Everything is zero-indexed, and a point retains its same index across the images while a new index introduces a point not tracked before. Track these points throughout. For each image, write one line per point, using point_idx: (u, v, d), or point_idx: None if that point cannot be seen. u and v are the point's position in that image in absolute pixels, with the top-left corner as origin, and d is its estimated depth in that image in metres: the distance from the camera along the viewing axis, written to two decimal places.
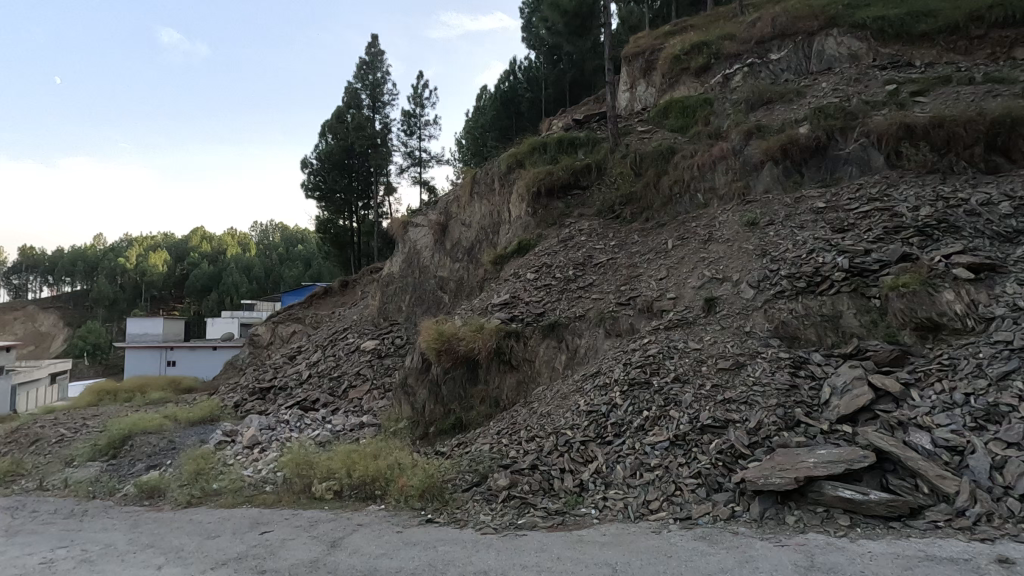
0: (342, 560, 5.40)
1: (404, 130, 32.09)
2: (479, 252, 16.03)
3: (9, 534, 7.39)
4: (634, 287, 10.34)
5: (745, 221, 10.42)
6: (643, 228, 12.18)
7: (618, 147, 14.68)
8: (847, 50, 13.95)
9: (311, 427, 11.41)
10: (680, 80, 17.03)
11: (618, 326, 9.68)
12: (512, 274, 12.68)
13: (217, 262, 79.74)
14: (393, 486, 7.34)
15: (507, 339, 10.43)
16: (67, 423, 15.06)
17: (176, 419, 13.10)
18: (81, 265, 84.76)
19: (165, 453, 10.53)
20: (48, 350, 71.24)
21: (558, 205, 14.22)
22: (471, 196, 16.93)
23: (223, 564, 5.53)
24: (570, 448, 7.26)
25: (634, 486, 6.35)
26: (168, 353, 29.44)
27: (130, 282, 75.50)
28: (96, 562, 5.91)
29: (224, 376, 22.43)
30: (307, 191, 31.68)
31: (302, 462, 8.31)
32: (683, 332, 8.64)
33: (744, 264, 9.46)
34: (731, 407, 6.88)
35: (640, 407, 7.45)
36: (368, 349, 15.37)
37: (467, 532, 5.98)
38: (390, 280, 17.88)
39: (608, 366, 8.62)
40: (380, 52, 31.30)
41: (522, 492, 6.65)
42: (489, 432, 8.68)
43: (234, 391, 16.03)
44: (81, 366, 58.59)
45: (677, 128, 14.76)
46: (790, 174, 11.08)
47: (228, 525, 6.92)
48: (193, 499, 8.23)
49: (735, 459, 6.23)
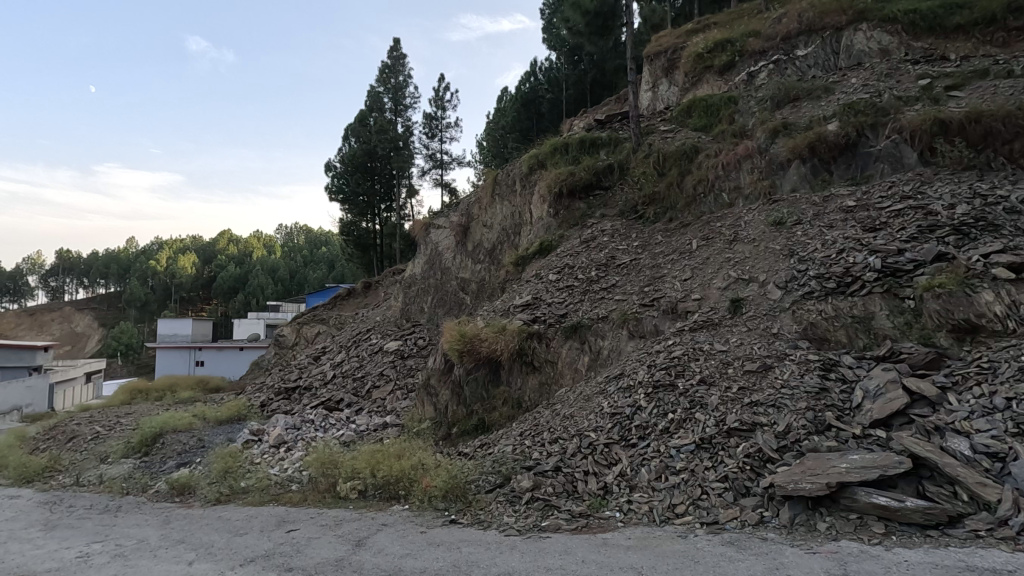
0: (367, 560, 5.43)
1: (425, 133, 32.35)
2: (501, 254, 16.06)
3: (47, 528, 7.62)
4: (658, 288, 10.23)
5: (771, 220, 10.23)
6: (667, 228, 12.05)
7: (640, 147, 14.54)
8: (877, 44, 13.59)
9: (335, 427, 11.55)
10: (703, 79, 16.84)
11: (642, 327, 9.59)
12: (533, 275, 12.69)
13: (244, 264, 81.50)
14: (416, 486, 7.39)
15: (530, 340, 10.42)
16: (101, 420, 15.52)
17: (204, 419, 13.34)
18: (114, 266, 87.34)
19: (195, 451, 10.74)
20: (84, 350, 73.70)
21: (580, 205, 14.16)
22: (492, 197, 16.95)
23: (251, 562, 5.61)
24: (594, 450, 7.20)
25: (659, 489, 6.28)
26: (197, 353, 30.10)
27: (161, 284, 77.61)
28: (129, 557, 6.05)
29: (250, 376, 22.88)
30: (331, 194, 32.27)
31: (328, 462, 8.43)
32: (709, 334, 8.52)
33: (771, 264, 9.28)
34: (759, 410, 6.74)
35: (664, 409, 7.36)
36: (390, 350, 15.53)
37: (490, 533, 5.98)
38: (412, 281, 18.05)
39: (632, 368, 8.53)
40: (401, 55, 31.59)
41: (546, 494, 6.62)
42: (512, 433, 8.69)
43: (260, 390, 16.30)
44: (114, 366, 60.38)
45: (701, 127, 14.57)
46: (818, 172, 10.84)
47: (256, 522, 7.03)
48: (221, 496, 8.40)
49: (763, 463, 6.12)
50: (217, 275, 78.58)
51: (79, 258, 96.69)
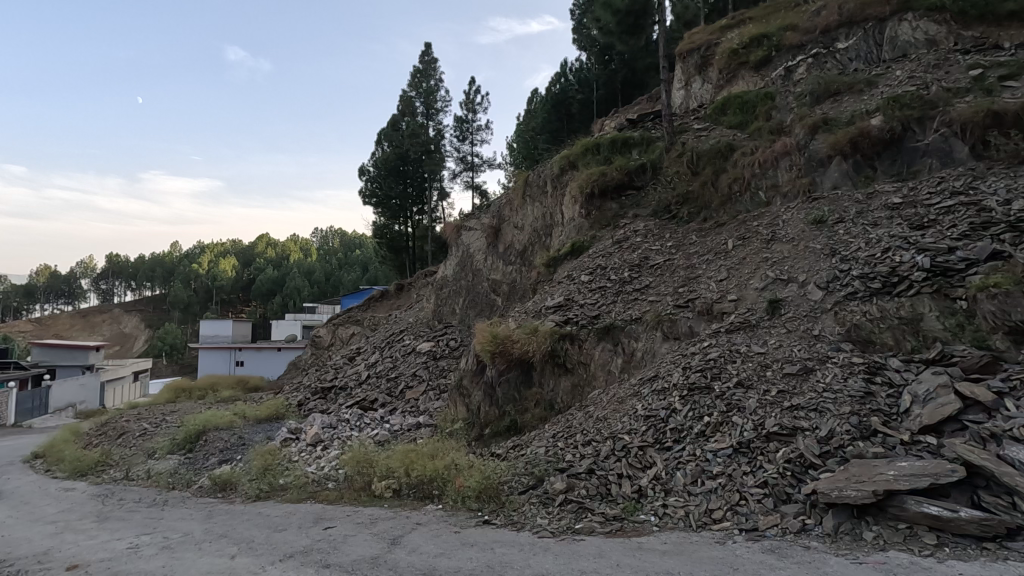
0: (402, 558, 5.49)
1: (456, 136, 32.62)
2: (532, 255, 16.03)
3: (99, 520, 7.97)
4: (693, 289, 10.05)
5: (811, 219, 9.93)
6: (701, 228, 11.82)
7: (673, 146, 14.33)
8: (924, 35, 13.04)
9: (370, 426, 11.72)
10: (738, 75, 16.49)
11: (676, 329, 9.43)
12: (565, 276, 12.64)
13: (282, 267, 83.72)
14: (450, 485, 7.45)
15: (562, 342, 10.37)
16: (149, 417, 16.14)
17: (245, 417, 13.73)
18: (159, 270, 90.89)
19: (236, 448, 11.08)
20: (131, 350, 76.97)
21: (612, 206, 14.03)
22: (524, 199, 16.93)
23: (290, 557, 5.75)
24: (628, 453, 7.10)
25: (696, 494, 6.15)
26: (237, 354, 31.08)
27: (203, 286, 80.34)
28: (175, 549, 6.28)
29: (288, 376, 23.48)
30: (365, 198, 32.89)
31: (363, 461, 8.58)
32: (746, 335, 8.31)
33: (811, 264, 9.01)
34: (799, 414, 6.56)
35: (700, 412, 7.22)
36: (423, 351, 15.70)
37: (523, 535, 5.97)
38: (444, 283, 18.22)
39: (666, 370, 8.39)
40: (433, 60, 31.99)
41: (580, 497, 6.58)
42: (544, 434, 8.67)
43: (298, 390, 16.68)
44: (159, 366, 62.78)
45: (736, 124, 14.25)
46: (861, 169, 10.47)
47: (295, 519, 7.19)
48: (261, 493, 8.65)
49: (805, 469, 5.94)
50: (256, 277, 80.94)
51: (126, 261, 100.60)
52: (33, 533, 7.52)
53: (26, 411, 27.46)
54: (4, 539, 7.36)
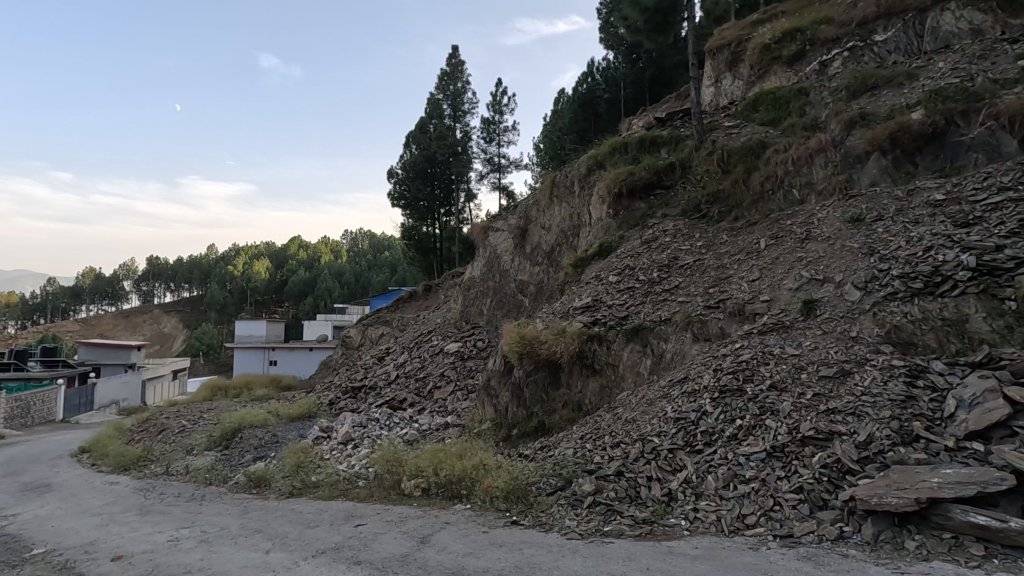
0: (431, 557, 5.54)
1: (483, 137, 32.74)
2: (559, 256, 15.97)
3: (142, 513, 8.27)
4: (724, 289, 9.87)
5: (848, 217, 9.64)
6: (732, 227, 11.60)
7: (702, 144, 14.10)
8: (968, 24, 12.52)
9: (399, 426, 11.85)
10: (770, 70, 16.12)
11: (707, 330, 9.27)
12: (592, 277, 12.57)
13: (313, 268, 85.42)
14: (478, 485, 7.49)
15: (590, 343, 10.31)
16: (187, 415, 16.67)
17: (278, 416, 14.06)
18: (197, 272, 93.84)
19: (270, 445, 11.35)
20: (170, 350, 79.67)
21: (640, 205, 13.89)
22: (551, 199, 16.88)
23: (322, 553, 5.85)
24: (657, 455, 7.01)
25: (728, 498, 6.04)
26: (271, 353, 31.84)
27: (238, 288, 82.58)
28: (213, 543, 6.46)
29: (320, 376, 23.94)
30: (393, 200, 33.32)
31: (392, 459, 8.70)
32: (779, 337, 8.12)
33: (848, 264, 8.75)
34: (836, 418, 6.37)
35: (732, 415, 7.08)
36: (451, 351, 15.81)
37: (552, 536, 5.95)
38: (472, 284, 18.32)
39: (696, 372, 8.25)
40: (460, 62, 32.21)
41: (608, 499, 6.53)
42: (573, 435, 8.62)
43: (329, 389, 16.99)
44: (197, 365, 64.78)
45: (768, 121, 13.95)
46: (900, 165, 10.12)
47: (327, 516, 7.32)
48: (294, 490, 8.84)
49: (842, 474, 5.77)
50: (288, 279, 82.79)
51: (166, 264, 104.11)
52: (80, 525, 7.85)
53: (73, 407, 28.69)
54: (53, 530, 7.70)
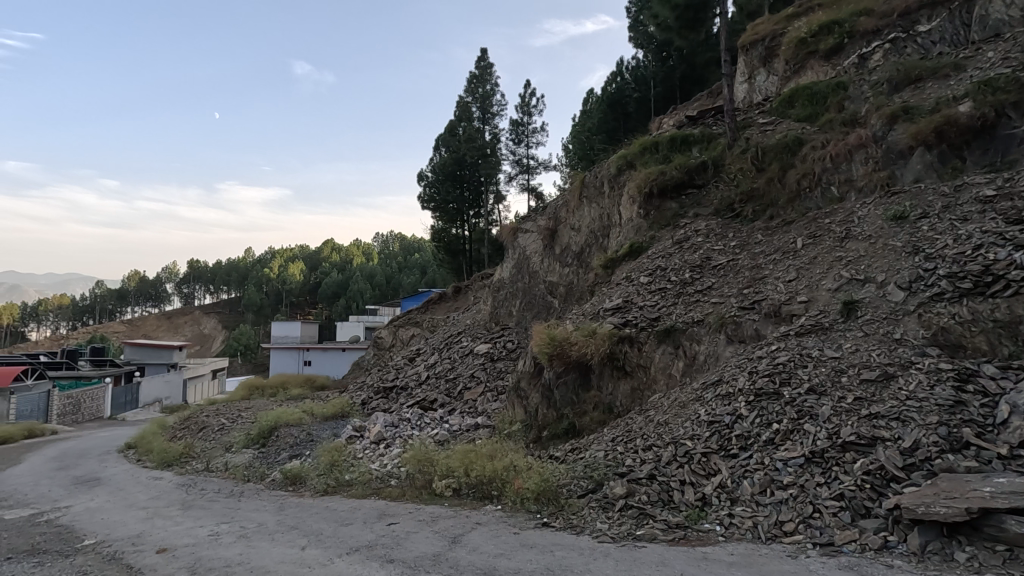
0: (462, 557, 5.57)
1: (512, 139, 32.81)
2: (589, 257, 15.86)
3: (184, 508, 8.57)
4: (760, 289, 9.63)
5: (891, 215, 9.30)
6: (768, 226, 11.32)
7: (736, 142, 13.83)
8: (1019, 11, 11.82)
9: (430, 426, 11.97)
10: (807, 65, 15.70)
11: (741, 332, 9.07)
12: (623, 278, 12.45)
13: (345, 270, 87.00)
14: (509, 487, 7.49)
15: (621, 344, 10.22)
16: (226, 413, 17.18)
17: (313, 415, 14.36)
18: (235, 275, 96.71)
19: (305, 444, 11.60)
20: (210, 350, 82.34)
21: (672, 205, 13.68)
22: (580, 200, 16.76)
23: (356, 551, 5.96)
24: (690, 459, 6.89)
25: (765, 504, 5.89)
26: (305, 354, 32.57)
27: (273, 290, 84.78)
28: (251, 538, 6.64)
29: (352, 376, 24.38)
30: (423, 202, 33.69)
31: (424, 459, 8.79)
32: (818, 339, 7.87)
33: (891, 263, 8.43)
34: (879, 423, 6.15)
35: (768, 419, 6.90)
36: (481, 352, 15.88)
37: (583, 539, 5.92)
38: (501, 286, 18.39)
39: (731, 374, 8.07)
40: (489, 65, 32.35)
41: (640, 502, 6.45)
42: (604, 438, 8.55)
43: (361, 389, 17.28)
44: (235, 364, 66.75)
45: (805, 117, 13.58)
46: (947, 160, 9.71)
47: (360, 514, 7.44)
48: (328, 488, 9.01)
49: (886, 482, 5.57)
50: (321, 281, 84.56)
51: (206, 267, 107.63)
52: (128, 518, 8.19)
53: (120, 404, 29.95)
54: (103, 522, 8.04)
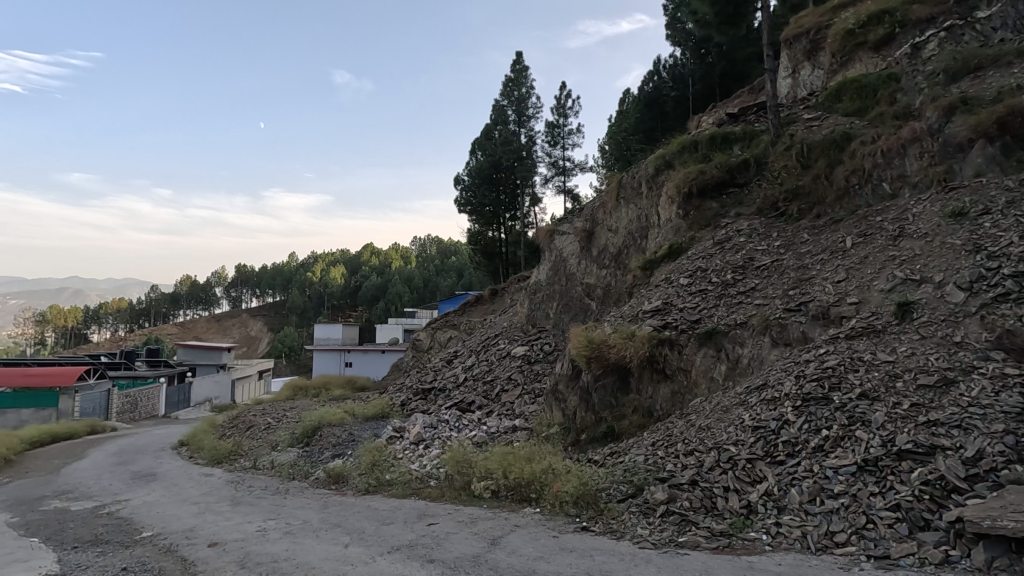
0: (501, 559, 5.57)
1: (548, 141, 32.81)
2: (627, 258, 15.66)
3: (234, 504, 8.89)
4: (806, 290, 9.30)
5: (949, 212, 8.84)
6: (814, 225, 10.94)
7: (780, 139, 13.43)
8: None
9: (468, 428, 12.05)
10: (855, 57, 15.12)
11: (787, 334, 8.77)
12: (663, 279, 12.23)
13: (384, 273, 88.69)
14: (547, 490, 7.45)
15: (661, 347, 10.03)
16: (271, 412, 17.75)
17: (354, 415, 14.68)
18: (279, 279, 99.94)
19: (346, 443, 11.86)
20: (256, 351, 85.32)
21: (712, 205, 13.37)
22: (618, 201, 16.60)
23: (397, 550, 6.05)
24: (735, 465, 6.69)
25: (814, 514, 5.67)
26: (346, 355, 33.34)
27: (316, 293, 87.24)
28: (297, 535, 6.82)
29: (392, 377, 24.81)
30: (460, 206, 34.04)
31: (462, 461, 8.85)
32: (870, 342, 7.54)
33: (950, 262, 8.01)
34: (938, 431, 5.84)
35: (817, 425, 6.65)
36: (519, 355, 15.88)
37: (623, 544, 5.84)
38: (538, 288, 18.39)
39: (776, 378, 7.81)
40: (524, 68, 32.42)
41: (683, 509, 6.31)
42: (643, 442, 8.41)
43: (401, 390, 17.57)
44: (280, 365, 68.98)
45: (853, 111, 13.08)
46: (1011, 152, 9.16)
47: (400, 513, 7.55)
48: (370, 487, 9.19)
49: (947, 493, 5.28)
50: (361, 284, 86.46)
51: (252, 271, 111.59)
52: (181, 512, 8.55)
53: (173, 403, 31.37)
54: (159, 515, 8.43)
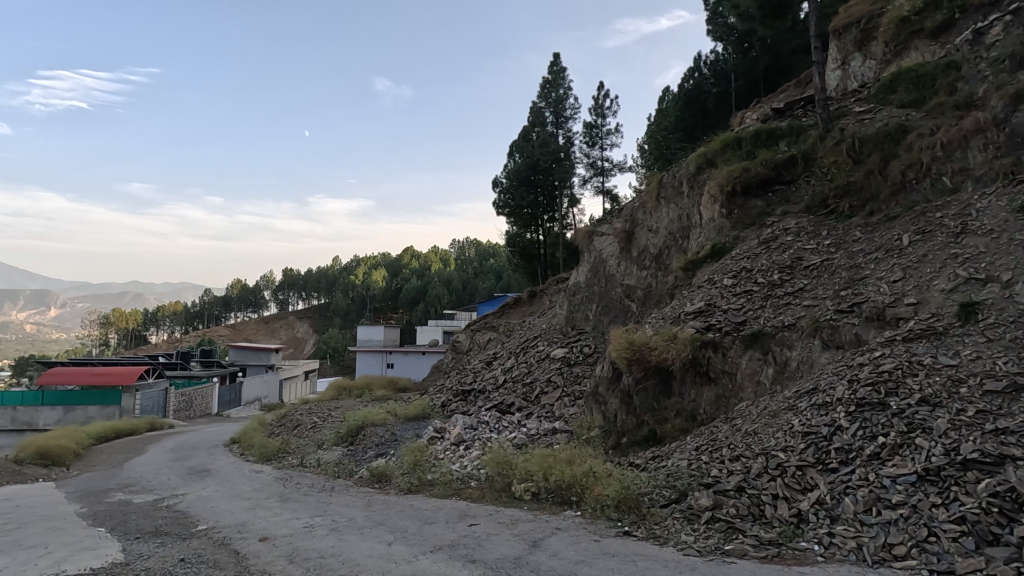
0: (543, 561, 5.56)
1: (586, 142, 32.60)
2: (668, 259, 15.38)
3: (282, 500, 9.20)
4: (859, 291, 8.91)
5: (1017, 206, 8.31)
6: (867, 222, 10.47)
7: (829, 134, 12.94)
8: None
9: (508, 429, 12.07)
10: (910, 46, 14.42)
11: (839, 337, 8.42)
12: (705, 280, 11.95)
13: (424, 276, 89.97)
14: (588, 493, 7.39)
15: (704, 349, 9.80)
16: (317, 412, 18.27)
17: (396, 415, 14.94)
18: (324, 282, 102.84)
19: (389, 443, 12.09)
20: (302, 352, 88.06)
21: (757, 203, 12.98)
22: (658, 201, 16.32)
23: (439, 549, 6.11)
24: (784, 472, 6.47)
25: (870, 524, 5.42)
26: (388, 357, 33.97)
27: (359, 296, 89.34)
28: (342, 532, 6.99)
29: (433, 378, 25.15)
30: (498, 208, 34.23)
31: (502, 462, 8.89)
32: (930, 345, 7.15)
33: (1019, 260, 7.52)
34: (1008, 440, 5.49)
35: (872, 432, 6.35)
36: (558, 357, 15.82)
37: (667, 550, 5.72)
38: (578, 289, 18.28)
39: (828, 382, 7.50)
40: (561, 69, 32.33)
41: (729, 516, 6.15)
42: (687, 446, 8.23)
43: (441, 392, 17.78)
44: (324, 366, 70.97)
45: (909, 102, 12.47)
46: None
47: (442, 513, 7.64)
48: (412, 486, 9.33)
49: (1018, 507, 4.95)
50: (402, 287, 88.03)
51: (298, 275, 115.31)
52: (234, 507, 8.90)
53: (225, 402, 32.75)
54: (213, 509, 8.80)
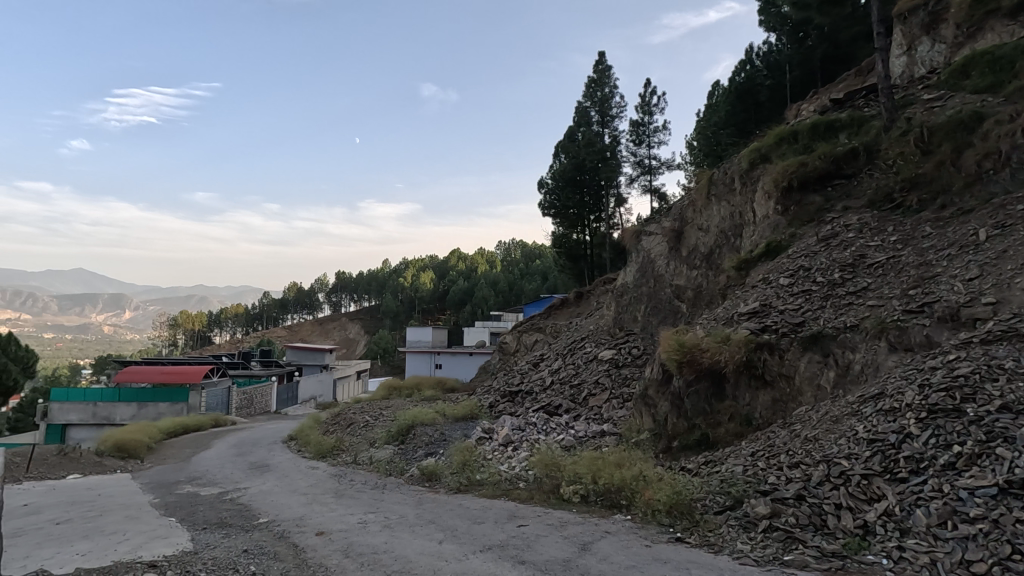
0: (593, 565, 5.51)
1: (633, 140, 32.13)
2: (720, 258, 14.95)
3: (337, 496, 9.50)
4: (930, 290, 8.38)
5: None
6: (938, 217, 9.84)
7: (894, 124, 12.26)
8: None
9: (556, 431, 12.04)
10: (986, 26, 13.49)
11: (908, 338, 7.93)
12: (760, 280, 11.52)
13: (471, 278, 90.90)
14: (639, 497, 7.27)
15: (759, 352, 9.46)
16: (369, 411, 18.78)
17: (445, 415, 15.16)
18: (374, 284, 105.56)
19: (438, 443, 12.28)
20: (354, 353, 90.72)
21: (815, 199, 12.42)
22: (709, 198, 15.88)
23: (489, 549, 6.15)
24: (847, 481, 6.15)
25: (945, 539, 5.08)
26: (436, 358, 34.50)
27: (407, 298, 91.21)
28: (394, 528, 7.15)
29: (480, 379, 25.40)
30: (544, 209, 34.25)
31: (551, 464, 8.87)
32: (1012, 347, 6.64)
33: None
34: None
35: (947, 440, 5.95)
36: (606, 358, 15.66)
37: (722, 558, 5.56)
38: (625, 290, 18.03)
39: (896, 387, 7.07)
40: (607, 67, 32.00)
41: (788, 525, 5.92)
42: (741, 452, 7.97)
43: (489, 392, 17.91)
44: (375, 367, 72.88)
45: (984, 87, 11.67)
46: None
47: (491, 513, 7.70)
48: (462, 486, 9.44)
49: None
50: (449, 289, 89.25)
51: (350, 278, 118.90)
52: (292, 501, 9.26)
53: (283, 400, 34.19)
54: (273, 503, 9.19)
